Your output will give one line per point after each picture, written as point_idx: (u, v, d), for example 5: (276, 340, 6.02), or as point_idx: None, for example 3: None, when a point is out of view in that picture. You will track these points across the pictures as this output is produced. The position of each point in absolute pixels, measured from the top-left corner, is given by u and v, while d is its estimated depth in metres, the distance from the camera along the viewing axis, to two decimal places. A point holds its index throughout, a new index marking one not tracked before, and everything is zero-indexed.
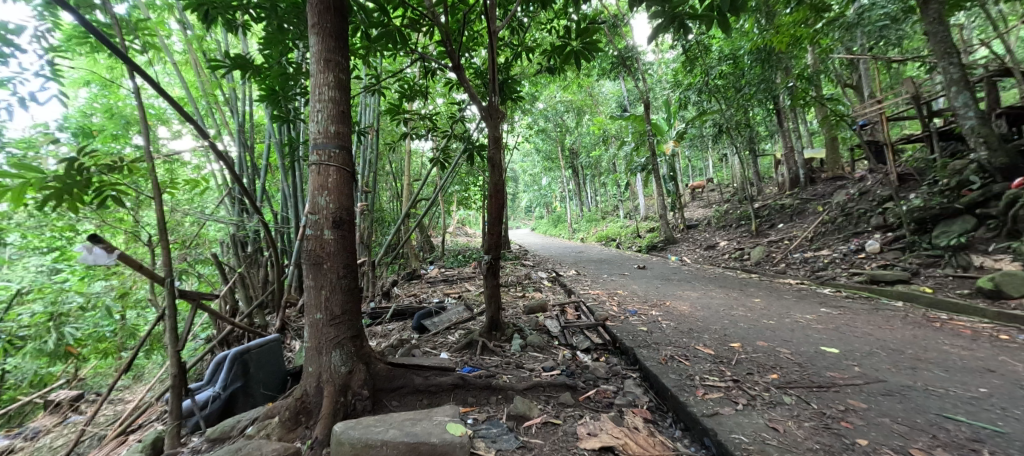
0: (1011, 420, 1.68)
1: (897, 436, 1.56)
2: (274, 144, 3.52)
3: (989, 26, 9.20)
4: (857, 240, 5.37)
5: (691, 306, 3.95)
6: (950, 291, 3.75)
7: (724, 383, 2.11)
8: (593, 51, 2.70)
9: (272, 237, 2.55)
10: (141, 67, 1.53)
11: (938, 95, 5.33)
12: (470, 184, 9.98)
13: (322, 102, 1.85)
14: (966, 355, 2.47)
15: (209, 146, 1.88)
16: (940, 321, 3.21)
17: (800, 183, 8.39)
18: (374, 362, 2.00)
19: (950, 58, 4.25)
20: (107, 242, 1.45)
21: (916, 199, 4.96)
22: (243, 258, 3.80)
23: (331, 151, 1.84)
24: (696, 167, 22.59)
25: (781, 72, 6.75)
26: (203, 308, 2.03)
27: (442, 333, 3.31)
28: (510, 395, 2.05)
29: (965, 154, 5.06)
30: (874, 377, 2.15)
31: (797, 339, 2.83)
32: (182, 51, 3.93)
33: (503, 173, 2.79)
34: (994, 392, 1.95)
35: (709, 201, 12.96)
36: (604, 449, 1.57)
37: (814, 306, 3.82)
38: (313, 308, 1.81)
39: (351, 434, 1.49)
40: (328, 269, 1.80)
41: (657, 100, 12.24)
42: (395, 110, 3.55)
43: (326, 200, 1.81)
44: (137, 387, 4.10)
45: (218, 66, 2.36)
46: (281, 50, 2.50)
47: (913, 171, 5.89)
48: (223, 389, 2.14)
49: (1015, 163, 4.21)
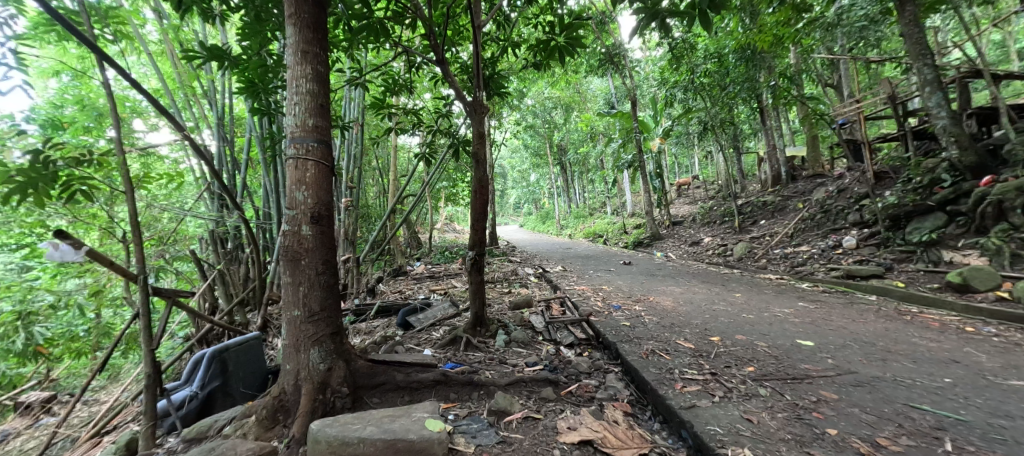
0: (972, 409, 1.75)
1: (866, 425, 1.61)
2: (254, 139, 3.44)
3: (963, 30, 9.52)
4: (834, 236, 5.51)
5: (674, 301, 4.02)
6: (921, 285, 3.87)
7: (702, 376, 2.15)
8: (578, 47, 2.70)
9: (254, 234, 2.49)
10: (110, 57, 1.50)
11: (914, 96, 5.47)
12: (458, 180, 9.91)
13: (300, 95, 1.81)
14: (933, 347, 2.56)
15: (185, 141, 1.86)
16: (910, 314, 3.33)
17: (782, 181, 8.57)
18: (354, 359, 1.97)
19: (924, 60, 4.41)
20: (73, 239, 1.40)
21: (891, 196, 5.09)
22: (222, 255, 3.71)
23: (309, 145, 1.80)
24: (684, 166, 22.83)
25: (764, 72, 6.86)
26: (178, 306, 1.96)
27: (427, 329, 3.30)
28: (492, 391, 2.06)
29: (938, 153, 5.21)
30: (846, 369, 2.21)
31: (774, 333, 2.90)
32: (158, 42, 3.79)
33: (487, 167, 2.76)
34: (959, 382, 2.03)
35: (694, 198, 13.15)
36: (583, 442, 1.58)
37: (792, 301, 3.90)
38: (290, 305, 1.77)
39: (329, 431, 1.47)
40: (307, 265, 1.77)
41: (644, 98, 12.29)
42: (378, 104, 3.51)
43: (304, 195, 1.78)
44: (113, 387, 4.01)
45: (193, 58, 2.31)
46: (261, 41, 2.45)
47: (889, 169, 6.06)
48: (202, 389, 2.11)
49: (984, 162, 4.37)
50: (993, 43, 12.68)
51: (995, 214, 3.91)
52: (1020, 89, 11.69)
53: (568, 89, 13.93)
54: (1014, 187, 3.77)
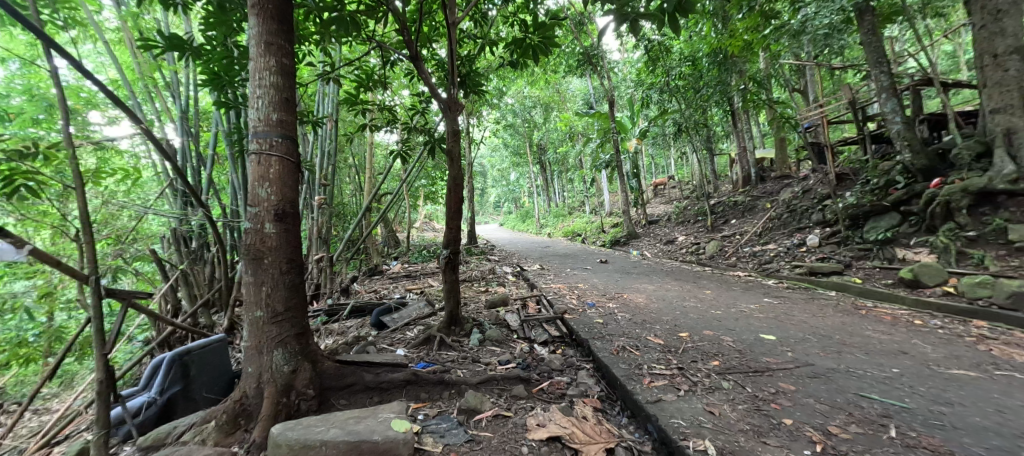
0: (916, 397, 1.86)
1: (819, 415, 1.69)
2: (220, 134, 3.31)
3: (918, 40, 10.07)
4: (799, 234, 5.76)
5: (647, 298, 4.11)
6: (876, 281, 4.09)
7: (670, 371, 2.20)
8: (552, 46, 2.73)
9: (220, 233, 2.39)
10: (60, 45, 1.39)
11: (872, 101, 5.76)
12: (436, 178, 9.82)
13: (263, 88, 1.75)
14: (885, 339, 2.71)
15: (145, 135, 1.75)
16: (866, 309, 3.51)
17: (752, 181, 8.88)
18: (321, 361, 1.92)
19: (881, 68, 4.81)
20: (14, 237, 1.31)
21: (851, 197, 5.35)
22: (185, 254, 3.54)
23: (273, 140, 1.75)
24: (660, 166, 23.30)
25: (735, 76, 7.08)
26: (136, 308, 1.86)
27: (401, 329, 3.26)
28: (463, 390, 2.05)
29: (893, 157, 5.52)
30: (804, 361, 2.32)
31: (740, 328, 3.00)
32: (116, 30, 3.57)
33: (462, 165, 2.73)
34: (905, 372, 2.15)
35: (669, 198, 13.49)
36: (552, 439, 1.59)
37: (757, 297, 4.06)
38: (252, 305, 1.71)
39: (290, 434, 1.43)
40: (270, 264, 1.71)
41: (622, 99, 12.47)
42: (351, 100, 3.44)
43: (267, 192, 1.73)
44: (65, 395, 3.78)
45: (151, 47, 2.19)
46: (226, 31, 2.35)
47: (849, 171, 6.37)
48: (161, 394, 2.00)
49: (933, 165, 4.68)
50: (944, 53, 13.56)
51: (943, 214, 4.17)
52: (966, 97, 12.52)
53: (548, 88, 14.03)
54: (960, 188, 4.04)
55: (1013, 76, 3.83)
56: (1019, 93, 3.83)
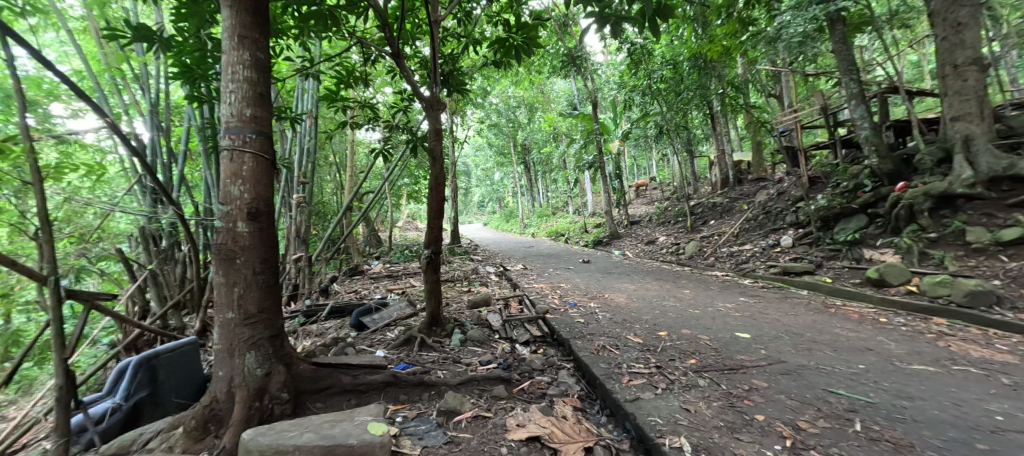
0: (880, 392, 1.94)
1: (790, 410, 1.74)
2: (193, 129, 3.19)
3: (886, 49, 10.51)
4: (774, 235, 5.94)
5: (628, 297, 4.17)
6: (845, 281, 4.26)
7: (649, 370, 2.24)
8: (534, 46, 2.74)
9: (192, 233, 2.29)
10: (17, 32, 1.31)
11: (843, 108, 6.00)
12: (419, 177, 9.72)
13: (236, 82, 1.68)
14: (852, 336, 2.83)
15: (111, 129, 1.65)
16: (835, 307, 3.65)
17: (730, 183, 9.12)
18: (296, 363, 1.88)
19: (851, 76, 5.05)
20: None
21: (823, 199, 5.55)
22: (155, 254, 3.40)
23: (246, 137, 1.69)
24: (642, 167, 23.64)
25: (715, 80, 7.25)
26: (99, 310, 1.76)
27: (381, 330, 3.21)
28: (443, 391, 2.04)
29: (861, 161, 5.76)
30: (777, 358, 2.39)
31: (716, 326, 3.07)
32: (81, 18, 3.40)
33: (444, 164, 2.71)
34: (871, 368, 2.25)
35: (651, 199, 13.71)
36: (531, 439, 1.60)
37: (734, 296, 4.17)
38: (223, 307, 1.65)
39: (262, 439, 1.39)
40: (242, 264, 1.66)
41: (606, 101, 12.60)
42: (330, 96, 3.37)
43: (240, 190, 1.67)
44: (20, 402, 3.56)
45: (118, 37, 2.09)
46: (199, 23, 2.26)
47: (821, 174, 6.61)
48: (126, 400, 1.91)
49: (898, 170, 4.91)
50: (910, 63, 14.22)
51: (907, 216, 4.36)
52: (930, 105, 13.14)
53: (533, 89, 14.08)
54: (923, 192, 4.25)
55: (971, 86, 4.05)
56: (977, 102, 4.06)
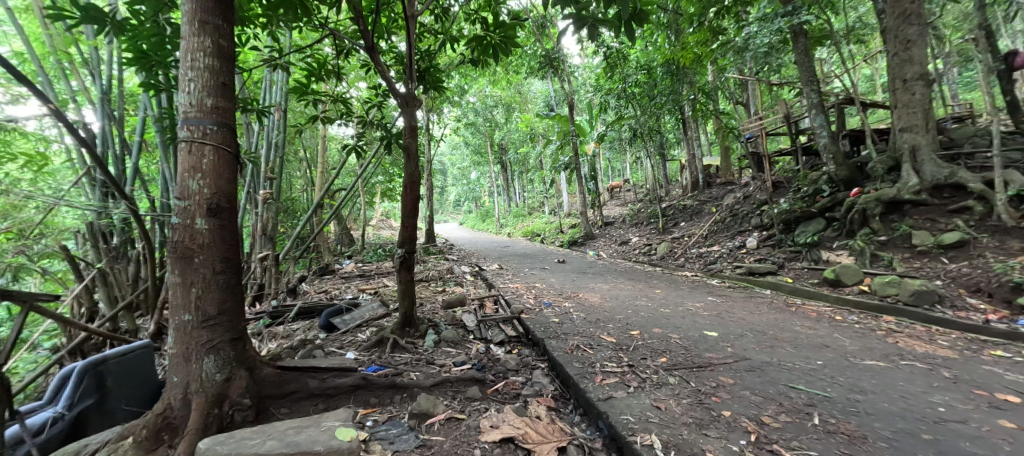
0: (836, 386, 2.05)
1: (754, 406, 1.81)
2: (149, 119, 3.00)
3: (844, 62, 11.16)
4: (740, 237, 6.19)
5: (601, 297, 4.23)
6: (805, 281, 4.49)
7: (621, 369, 2.28)
8: (512, 45, 2.72)
9: (147, 230, 2.14)
10: None
11: (804, 117, 6.32)
12: (394, 174, 9.51)
13: (196, 70, 1.58)
14: (811, 333, 2.98)
15: (53, 117, 1.52)
16: (796, 306, 3.84)
17: (699, 186, 9.43)
18: (259, 367, 1.79)
19: (812, 86, 5.33)
20: None
21: (785, 203, 5.83)
22: (104, 252, 3.16)
23: (206, 128, 1.60)
24: (617, 169, 24.09)
25: (686, 86, 7.46)
26: (40, 311, 1.60)
27: (352, 331, 3.12)
28: (415, 393, 2.00)
29: (820, 168, 6.08)
30: (742, 355, 2.49)
31: (685, 325, 3.17)
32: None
33: (420, 162, 2.65)
34: (827, 364, 2.37)
35: (624, 201, 13.99)
36: (504, 440, 1.59)
37: (703, 295, 4.31)
38: (179, 309, 1.55)
39: (220, 448, 1.31)
40: (201, 264, 1.57)
41: (582, 103, 12.75)
42: (298, 88, 3.24)
43: (199, 184, 1.58)
44: None
45: (64, 17, 1.93)
46: (157, 7, 2.11)
47: (784, 179, 6.95)
48: (69, 409, 1.75)
49: (853, 176, 5.22)
50: (864, 77, 15.15)
51: (861, 220, 4.65)
52: (881, 116, 14.06)
53: (510, 89, 14.07)
54: (875, 198, 4.52)
55: (918, 99, 4.37)
56: (922, 115, 4.40)
